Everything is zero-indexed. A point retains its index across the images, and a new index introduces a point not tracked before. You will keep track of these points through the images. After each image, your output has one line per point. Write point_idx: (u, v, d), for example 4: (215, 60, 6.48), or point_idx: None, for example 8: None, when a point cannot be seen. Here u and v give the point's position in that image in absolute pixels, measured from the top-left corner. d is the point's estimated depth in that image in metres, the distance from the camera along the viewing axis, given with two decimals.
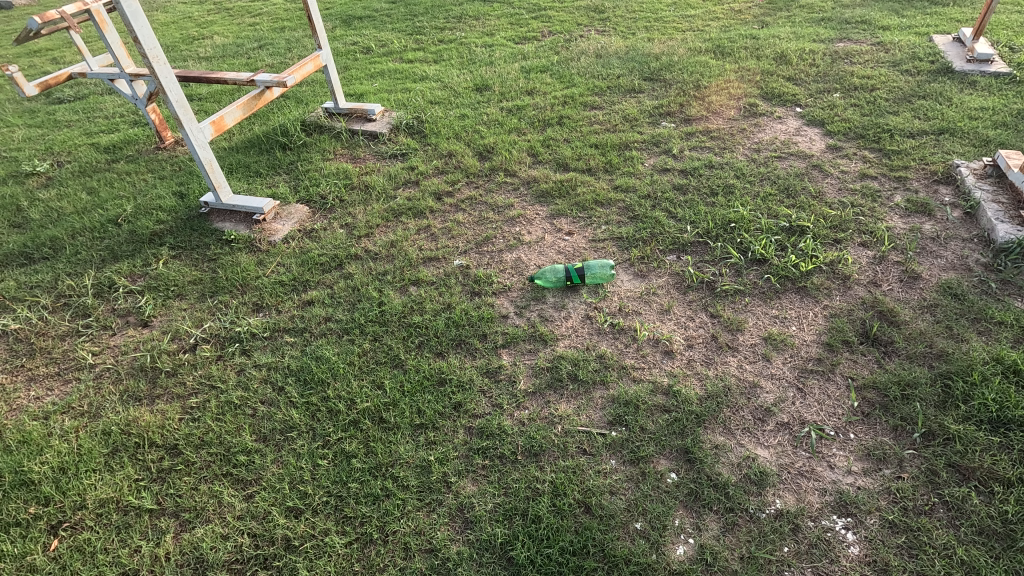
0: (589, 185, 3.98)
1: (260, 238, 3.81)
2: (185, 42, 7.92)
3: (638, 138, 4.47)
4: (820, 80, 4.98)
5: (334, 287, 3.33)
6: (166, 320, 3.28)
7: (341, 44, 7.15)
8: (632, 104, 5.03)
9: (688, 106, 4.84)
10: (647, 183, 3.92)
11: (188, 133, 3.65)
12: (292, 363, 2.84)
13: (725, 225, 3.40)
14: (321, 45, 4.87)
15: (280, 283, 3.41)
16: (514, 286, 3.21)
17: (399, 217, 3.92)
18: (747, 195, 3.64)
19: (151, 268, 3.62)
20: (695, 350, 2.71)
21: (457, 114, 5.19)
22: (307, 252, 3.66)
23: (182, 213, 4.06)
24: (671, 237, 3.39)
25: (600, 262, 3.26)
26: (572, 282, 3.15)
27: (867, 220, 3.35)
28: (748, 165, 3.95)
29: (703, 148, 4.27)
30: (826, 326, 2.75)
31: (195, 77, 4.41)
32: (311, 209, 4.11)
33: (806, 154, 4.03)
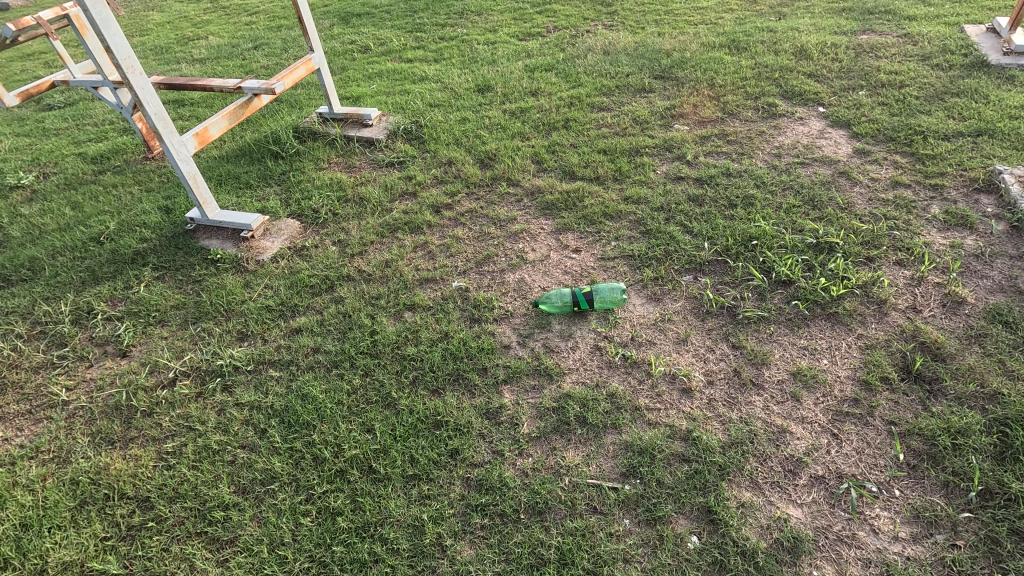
0: (597, 196, 3.72)
1: (248, 257, 3.59)
2: (179, 42, 7.69)
3: (650, 143, 4.20)
4: (844, 76, 4.66)
5: (324, 312, 3.10)
6: (145, 350, 3.07)
7: (338, 42, 6.90)
8: (642, 104, 4.75)
9: (702, 107, 4.54)
10: (660, 193, 3.65)
11: (168, 147, 3.42)
12: (275, 402, 2.62)
13: (745, 241, 3.12)
14: (314, 48, 4.61)
15: (267, 308, 3.19)
16: (517, 312, 2.96)
17: (395, 232, 3.69)
18: (769, 206, 3.36)
19: (132, 291, 3.42)
20: (716, 387, 2.46)
21: (457, 117, 4.93)
22: (296, 272, 3.44)
23: (167, 230, 3.85)
24: (687, 255, 3.12)
25: (611, 285, 2.99)
26: (578, 307, 2.88)
27: (903, 234, 3.06)
28: (768, 172, 3.67)
29: (719, 153, 3.99)
30: (862, 359, 2.48)
31: (181, 84, 4.18)
32: (303, 224, 3.89)
33: (832, 159, 3.73)
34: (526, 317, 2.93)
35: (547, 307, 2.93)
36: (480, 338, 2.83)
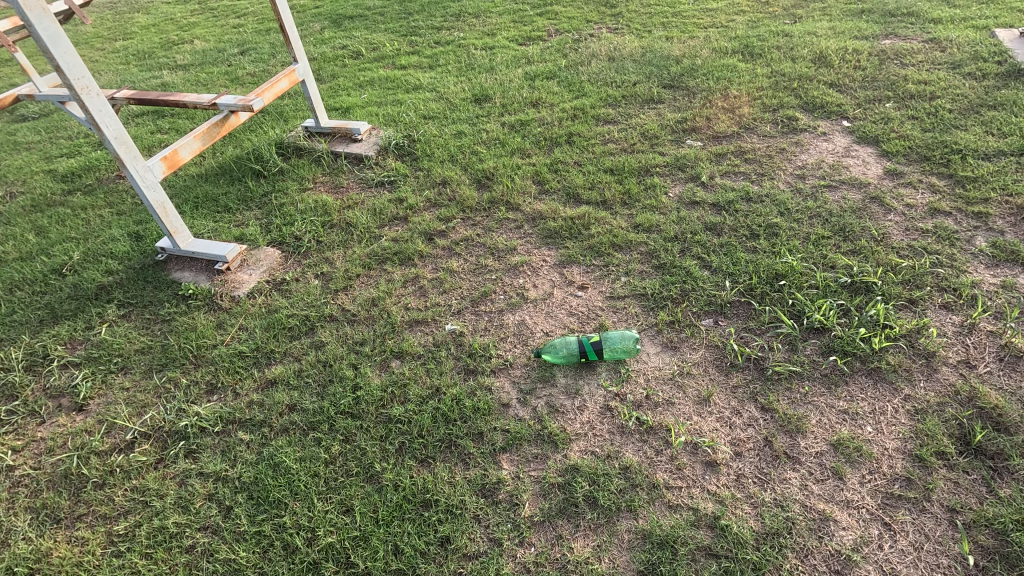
0: (604, 224, 3.40)
1: (222, 292, 3.28)
2: (163, 47, 7.36)
3: (660, 162, 3.88)
4: (868, 86, 4.33)
5: (303, 360, 2.79)
6: (104, 402, 2.76)
7: (328, 47, 6.57)
8: (651, 117, 4.42)
9: (716, 120, 4.22)
10: (673, 220, 3.33)
11: (133, 174, 3.10)
12: (244, 473, 2.31)
13: (771, 279, 2.81)
14: (298, 59, 4.28)
15: (240, 355, 2.88)
16: (517, 361, 2.66)
17: (383, 264, 3.37)
18: (795, 238, 3.04)
19: (94, 332, 3.11)
20: (745, 460, 2.15)
21: (453, 131, 4.61)
22: (274, 311, 3.13)
23: (136, 261, 3.54)
24: (705, 295, 2.81)
25: (625, 332, 2.66)
26: (583, 356, 2.56)
27: (947, 271, 2.75)
28: (792, 196, 3.35)
29: (737, 174, 3.66)
30: (912, 427, 2.17)
31: (152, 100, 3.85)
32: (284, 253, 3.57)
33: (861, 181, 3.41)
34: (527, 368, 2.62)
35: (548, 356, 2.61)
36: (477, 393, 2.52)
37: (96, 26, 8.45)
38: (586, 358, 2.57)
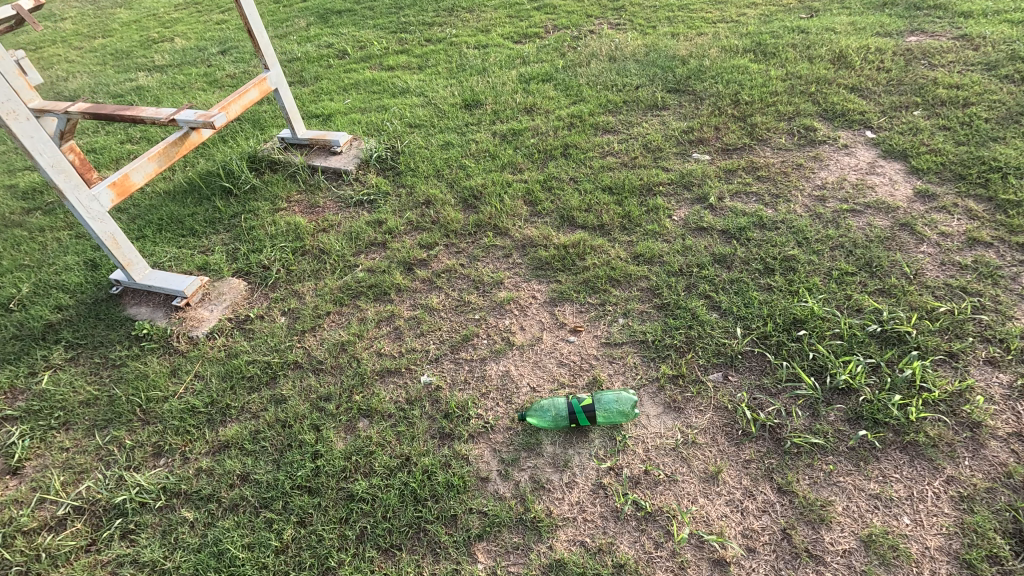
0: (600, 254, 3.07)
1: (179, 333, 2.98)
2: (143, 45, 7.01)
3: (664, 178, 3.52)
4: (894, 91, 3.94)
5: (260, 418, 2.50)
6: (40, 466, 2.48)
7: (313, 46, 6.20)
8: (655, 126, 4.05)
9: (725, 131, 3.85)
10: (677, 250, 2.99)
11: (76, 206, 2.78)
12: (183, 564, 2.03)
13: (788, 326, 2.48)
14: (269, 66, 3.94)
15: (193, 410, 2.59)
16: (499, 423, 2.34)
17: (357, 299, 3.06)
18: (815, 274, 2.70)
19: (37, 380, 2.82)
20: (760, 559, 1.83)
21: (440, 142, 4.26)
22: (234, 356, 2.83)
23: (89, 294, 3.24)
24: (713, 344, 2.48)
25: (622, 391, 2.34)
26: (573, 419, 2.25)
27: (992, 318, 2.40)
28: (811, 223, 3.00)
29: (749, 194, 3.31)
30: (958, 519, 1.84)
31: (107, 114, 3.52)
32: (250, 285, 3.26)
33: (888, 204, 3.05)
34: (509, 432, 2.30)
35: (534, 418, 2.31)
36: (452, 464, 2.22)
37: (76, 23, 8.10)
38: (576, 421, 2.25)
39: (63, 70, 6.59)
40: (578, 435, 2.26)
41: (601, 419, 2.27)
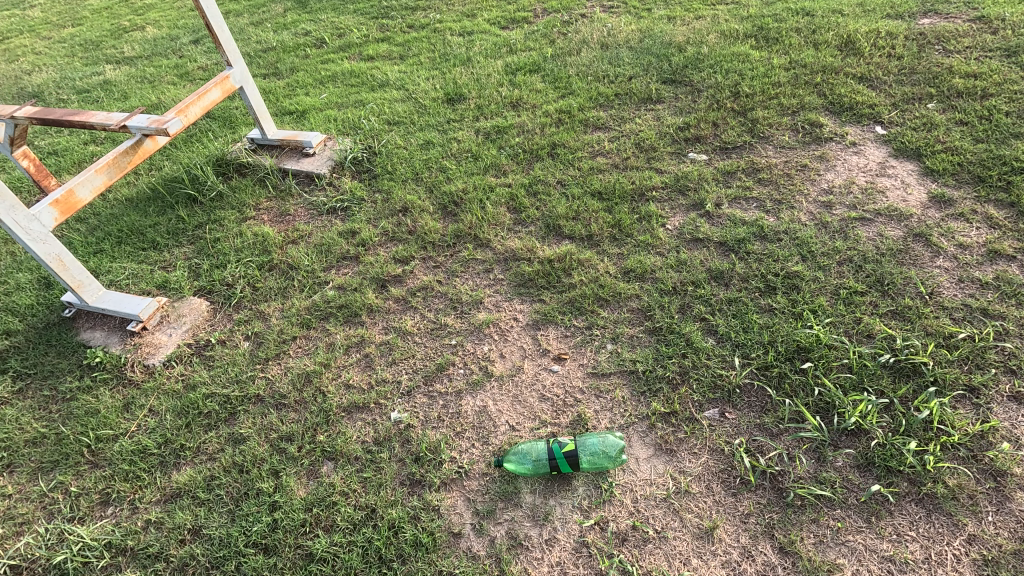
0: (588, 269, 2.83)
1: (134, 361, 2.76)
2: (113, 35, 6.66)
3: (658, 182, 3.26)
4: (905, 81, 3.65)
5: (216, 462, 2.29)
6: None
7: (290, 34, 5.87)
8: (649, 121, 3.77)
9: (724, 127, 3.58)
10: (671, 265, 2.75)
11: (13, 228, 2.53)
12: None
13: (792, 355, 2.26)
14: (233, 62, 3.65)
15: (145, 451, 2.38)
16: (473, 467, 2.14)
17: (326, 321, 2.84)
18: (821, 293, 2.47)
19: None
20: None
21: (419, 141, 3.99)
22: (192, 388, 2.62)
23: (41, 318, 3.02)
24: (709, 375, 2.27)
25: (608, 435, 2.14)
26: (553, 463, 2.04)
27: (1017, 345, 2.17)
28: (817, 233, 2.76)
29: (749, 199, 3.06)
30: None
31: (55, 120, 3.24)
32: (212, 305, 3.04)
33: (901, 211, 2.80)
34: (485, 478, 2.10)
35: (511, 462, 2.10)
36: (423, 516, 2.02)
37: (45, 11, 7.72)
38: (557, 466, 2.04)
39: (28, 63, 6.26)
40: (560, 482, 2.06)
41: (585, 464, 2.05)
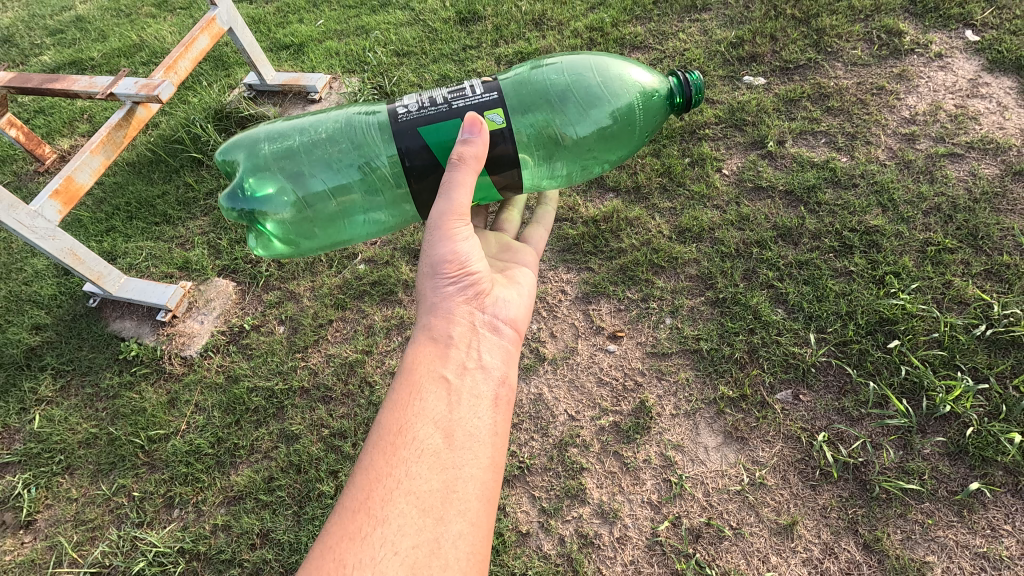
0: (639, 229, 2.56)
1: (170, 352, 2.68)
2: None
3: (711, 114, 2.88)
4: None
5: (272, 461, 2.29)
6: (52, 519, 2.34)
7: None
8: (695, 36, 3.25)
9: (784, 40, 3.08)
10: (731, 222, 2.48)
11: (11, 224, 2.33)
12: None
13: (873, 329, 2.07)
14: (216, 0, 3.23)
15: (198, 452, 2.37)
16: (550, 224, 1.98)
17: (360, 299, 2.68)
18: (903, 251, 2.23)
19: (31, 419, 2.61)
20: None
21: (435, 76, 3.55)
22: (233, 380, 2.55)
23: (67, 309, 2.92)
24: (780, 354, 2.11)
25: (294, 133, 1.66)
26: (495, 178, 1.50)
27: None
28: (898, 176, 2.44)
29: (818, 135, 2.68)
30: None
31: (33, 90, 2.92)
32: (240, 284, 2.89)
33: (997, 142, 2.45)
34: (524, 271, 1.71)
35: (665, 113, 1.64)
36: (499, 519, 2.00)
37: None
38: (503, 156, 1.45)
39: None
40: (472, 86, 1.45)
41: (394, 124, 1.43)
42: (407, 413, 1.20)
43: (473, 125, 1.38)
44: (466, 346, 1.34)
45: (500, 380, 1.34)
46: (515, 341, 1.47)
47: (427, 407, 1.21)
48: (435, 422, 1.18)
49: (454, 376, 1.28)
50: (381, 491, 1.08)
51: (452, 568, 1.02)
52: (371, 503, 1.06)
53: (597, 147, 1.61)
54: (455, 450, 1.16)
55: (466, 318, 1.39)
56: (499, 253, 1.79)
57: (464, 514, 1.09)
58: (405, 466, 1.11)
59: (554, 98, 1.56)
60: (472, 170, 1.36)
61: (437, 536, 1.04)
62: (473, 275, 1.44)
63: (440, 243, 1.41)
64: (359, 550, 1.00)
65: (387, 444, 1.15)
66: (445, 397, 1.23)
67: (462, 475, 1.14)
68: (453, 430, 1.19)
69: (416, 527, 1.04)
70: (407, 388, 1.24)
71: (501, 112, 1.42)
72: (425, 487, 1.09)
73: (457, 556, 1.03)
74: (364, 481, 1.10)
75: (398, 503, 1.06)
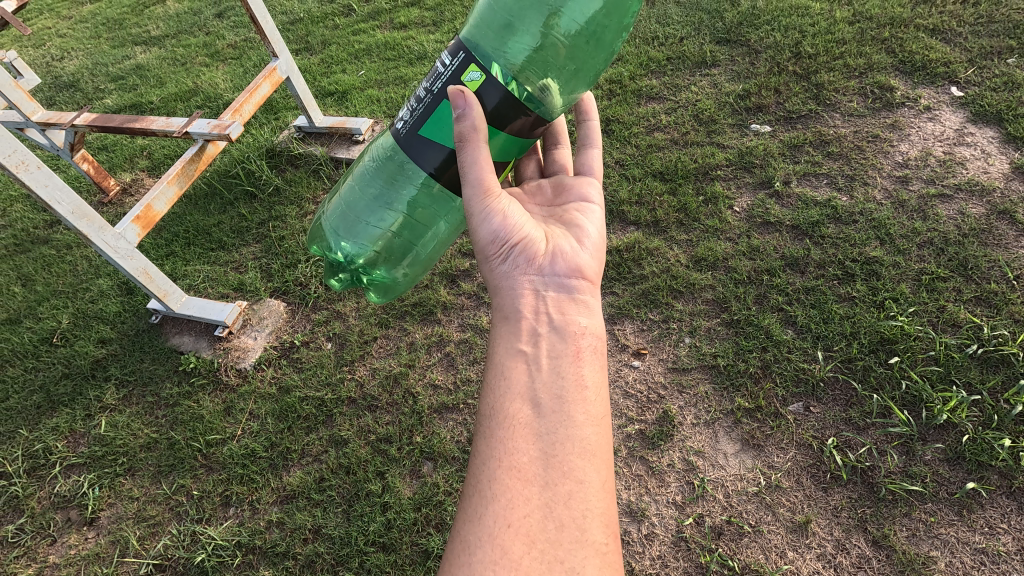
0: (659, 258, 2.81)
1: (226, 364, 2.91)
2: (133, 13, 6.44)
3: (722, 157, 3.18)
4: (983, 31, 3.45)
5: (322, 464, 2.49)
6: (115, 516, 2.51)
7: (315, 3, 5.63)
8: (706, 89, 3.59)
9: (787, 93, 3.41)
10: (743, 253, 2.73)
11: (100, 244, 2.63)
12: None
13: (876, 347, 2.29)
14: (278, 52, 3.62)
15: (253, 454, 2.57)
16: (596, 140, 2.03)
17: (402, 319, 2.93)
18: (901, 279, 2.47)
19: (95, 424, 2.81)
20: None
21: None
22: (286, 390, 2.77)
23: (131, 325, 3.18)
24: (791, 370, 2.32)
25: (342, 194, 1.88)
26: (511, 129, 1.48)
27: None
28: (894, 213, 2.70)
29: (820, 176, 2.97)
30: None
31: (114, 128, 3.27)
32: (290, 305, 3.15)
33: (982, 185, 2.72)
34: (586, 212, 1.80)
35: None
36: None
37: None
38: (502, 105, 1.44)
39: (56, 47, 6.08)
40: (442, 62, 1.49)
41: (400, 140, 1.55)
42: (494, 400, 1.37)
43: (458, 96, 1.39)
44: (535, 317, 1.48)
45: (577, 336, 1.46)
46: (587, 288, 1.58)
47: (512, 386, 1.36)
48: (523, 398, 1.34)
49: (530, 348, 1.42)
50: (487, 471, 1.24)
51: (569, 525, 1.17)
52: (484, 484, 1.22)
53: (605, 21, 1.59)
54: (545, 420, 1.30)
55: (529, 289, 1.52)
56: (556, 200, 1.91)
57: (569, 474, 1.23)
58: (502, 444, 1.27)
59: (530, 10, 1.53)
60: (477, 144, 1.42)
61: (546, 498, 1.19)
62: (524, 247, 1.56)
63: (483, 225, 1.54)
64: (478, 527, 1.16)
65: (486, 429, 1.32)
66: (524, 371, 1.38)
67: (557, 437, 1.28)
68: (540, 400, 1.33)
69: (525, 494, 1.19)
70: (492, 376, 1.42)
71: (474, 66, 1.42)
72: (524, 460, 1.24)
73: (571, 516, 1.18)
74: (474, 466, 1.27)
75: (506, 477, 1.22)
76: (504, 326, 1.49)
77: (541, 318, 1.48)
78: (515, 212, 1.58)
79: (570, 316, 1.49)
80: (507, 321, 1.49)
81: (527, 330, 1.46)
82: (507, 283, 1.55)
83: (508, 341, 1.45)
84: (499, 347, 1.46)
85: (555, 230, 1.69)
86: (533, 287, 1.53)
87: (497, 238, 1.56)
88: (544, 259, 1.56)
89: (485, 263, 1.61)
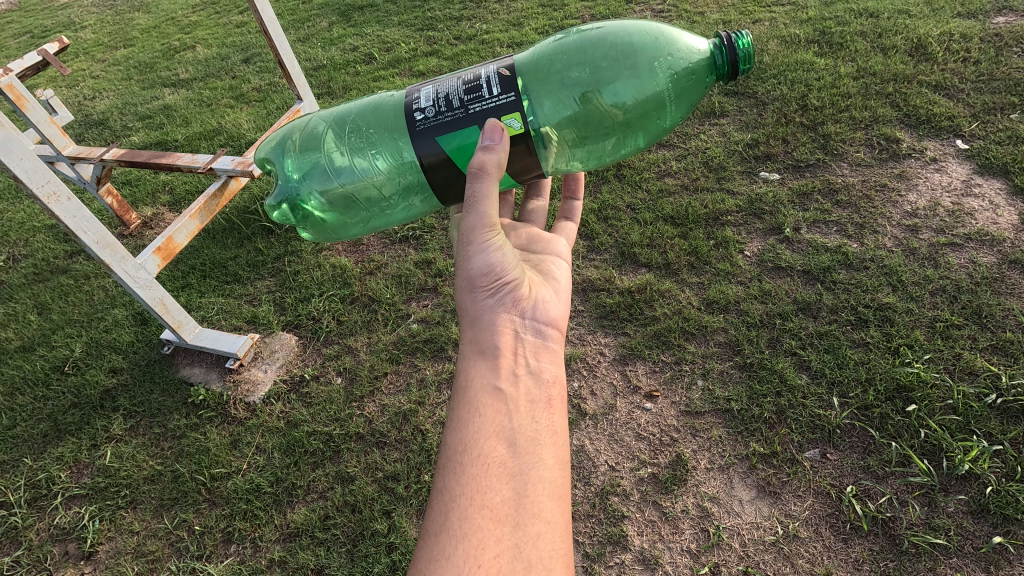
0: (670, 300, 2.83)
1: (234, 397, 2.90)
2: (164, 57, 6.76)
3: (733, 203, 3.23)
4: (984, 88, 3.56)
5: (328, 501, 2.45)
6: (113, 551, 2.46)
7: (338, 51, 5.89)
8: (715, 137, 3.70)
9: (795, 143, 3.50)
10: (755, 296, 2.74)
11: (120, 274, 2.68)
12: None
13: (892, 395, 2.26)
14: (302, 95, 3.77)
15: (257, 489, 2.53)
16: (575, 215, 2.19)
17: (412, 356, 2.93)
18: (915, 326, 2.46)
19: (99, 454, 2.78)
20: None
21: None
22: (293, 424, 2.75)
23: (143, 355, 3.19)
24: (807, 415, 2.29)
25: (333, 124, 1.87)
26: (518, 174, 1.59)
27: None
28: (905, 261, 2.72)
29: (829, 223, 3.01)
30: None
31: (140, 162, 3.38)
32: (302, 339, 3.16)
33: (992, 235, 2.75)
34: (560, 265, 1.86)
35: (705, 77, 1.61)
36: None
37: (97, 34, 8.00)
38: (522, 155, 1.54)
39: (89, 88, 6.36)
40: (487, 84, 1.48)
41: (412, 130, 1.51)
42: (463, 432, 1.32)
43: (493, 131, 1.47)
44: (513, 356, 1.49)
45: (549, 383, 1.49)
46: (558, 339, 1.63)
47: (486, 423, 1.34)
48: (498, 437, 1.32)
49: (507, 387, 1.42)
50: (456, 509, 1.19)
51: (537, 567, 1.15)
52: (452, 523, 1.17)
53: (635, 118, 1.63)
54: (516, 460, 1.30)
55: (509, 329, 1.54)
56: (530, 247, 1.94)
57: (540, 515, 1.23)
58: (472, 481, 1.24)
59: (574, 82, 1.62)
60: (494, 180, 1.47)
61: (516, 539, 1.17)
62: (511, 287, 1.59)
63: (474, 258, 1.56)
64: (446, 568, 1.09)
65: (454, 463, 1.27)
66: (499, 409, 1.38)
67: (529, 479, 1.28)
68: (514, 441, 1.33)
69: (495, 535, 1.16)
70: (462, 408, 1.38)
71: (517, 115, 1.47)
72: (495, 500, 1.22)
73: (539, 557, 1.16)
74: (438, 501, 1.22)
75: (476, 516, 1.18)
76: (479, 360, 1.48)
77: (519, 359, 1.50)
78: (506, 252, 1.63)
79: (544, 363, 1.53)
80: (483, 356, 1.48)
81: (505, 368, 1.46)
82: (487, 318, 1.55)
83: (484, 374, 1.44)
84: (472, 379, 1.44)
85: (535, 276, 1.74)
86: (513, 327, 1.55)
87: (489, 272, 1.58)
88: (527, 302, 1.60)
89: (464, 292, 1.61)
